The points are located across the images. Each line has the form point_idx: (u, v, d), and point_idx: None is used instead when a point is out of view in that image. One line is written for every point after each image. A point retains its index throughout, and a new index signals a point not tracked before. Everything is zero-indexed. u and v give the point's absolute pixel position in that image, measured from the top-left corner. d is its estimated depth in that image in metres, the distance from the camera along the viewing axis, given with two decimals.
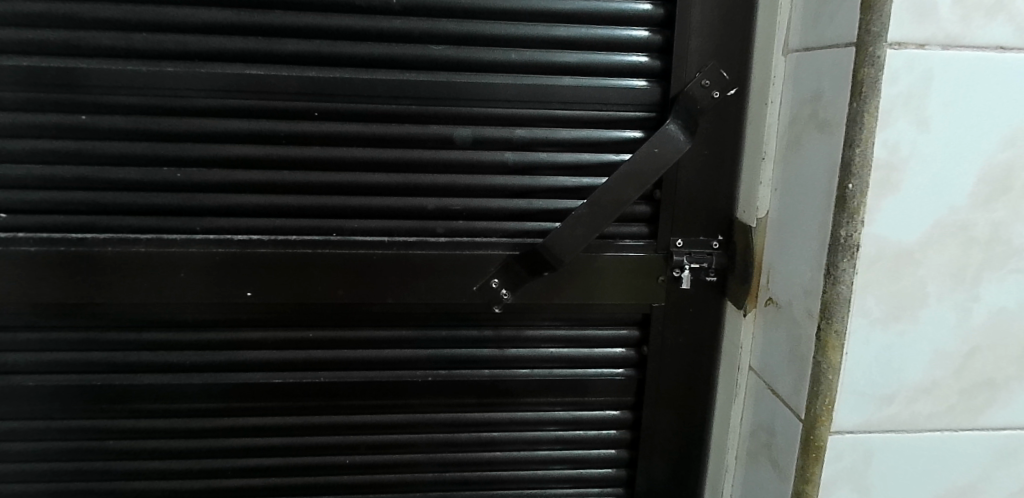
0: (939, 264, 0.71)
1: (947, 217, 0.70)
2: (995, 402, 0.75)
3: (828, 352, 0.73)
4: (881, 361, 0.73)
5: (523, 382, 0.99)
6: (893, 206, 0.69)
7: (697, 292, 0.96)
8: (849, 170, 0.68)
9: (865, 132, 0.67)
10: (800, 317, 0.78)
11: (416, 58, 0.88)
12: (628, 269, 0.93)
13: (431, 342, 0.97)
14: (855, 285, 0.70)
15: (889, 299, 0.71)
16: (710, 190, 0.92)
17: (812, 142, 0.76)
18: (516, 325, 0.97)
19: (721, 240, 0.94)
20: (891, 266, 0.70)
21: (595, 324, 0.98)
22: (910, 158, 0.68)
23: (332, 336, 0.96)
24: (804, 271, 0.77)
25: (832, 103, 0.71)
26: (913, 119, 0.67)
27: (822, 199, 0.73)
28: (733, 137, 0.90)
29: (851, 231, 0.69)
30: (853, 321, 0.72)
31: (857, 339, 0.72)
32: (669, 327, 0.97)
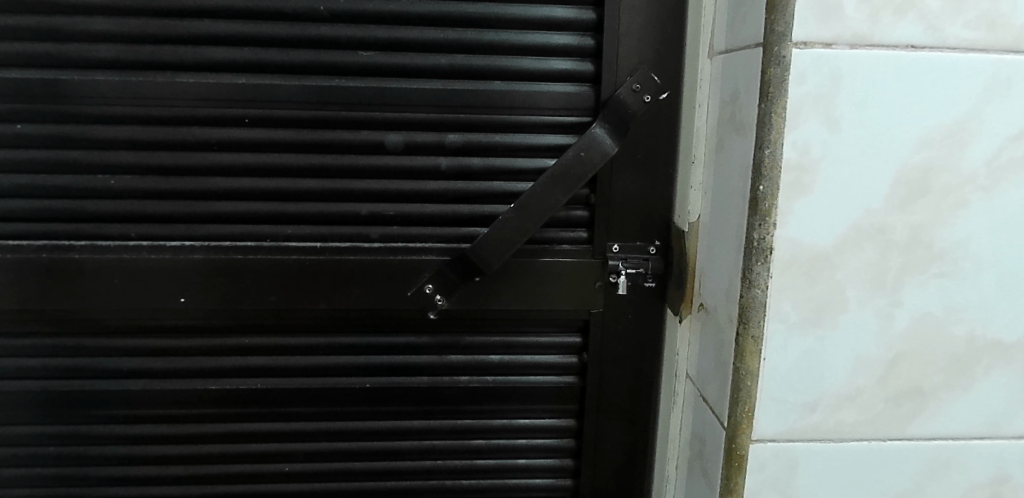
0: (856, 268, 0.69)
1: (862, 220, 0.68)
2: (923, 411, 0.73)
3: (745, 358, 0.71)
4: (800, 368, 0.71)
5: (463, 389, 0.98)
6: (805, 208, 0.68)
7: (636, 298, 0.94)
8: (759, 172, 0.67)
9: (774, 132, 0.66)
10: (723, 323, 0.76)
11: (346, 65, 0.88)
12: (563, 275, 0.92)
13: (368, 348, 0.96)
14: (769, 289, 0.69)
15: (806, 304, 0.70)
16: (646, 195, 0.91)
17: (733, 145, 0.74)
18: (453, 332, 0.96)
19: (659, 245, 0.92)
20: (805, 270, 0.69)
21: (534, 331, 0.97)
22: (821, 159, 0.67)
23: (268, 343, 0.95)
24: (727, 277, 0.75)
25: (747, 105, 0.70)
26: (822, 120, 0.66)
27: (740, 201, 0.72)
28: (667, 141, 0.89)
29: (763, 235, 0.68)
30: (769, 326, 0.70)
31: (775, 345, 0.71)
32: (609, 334, 0.96)
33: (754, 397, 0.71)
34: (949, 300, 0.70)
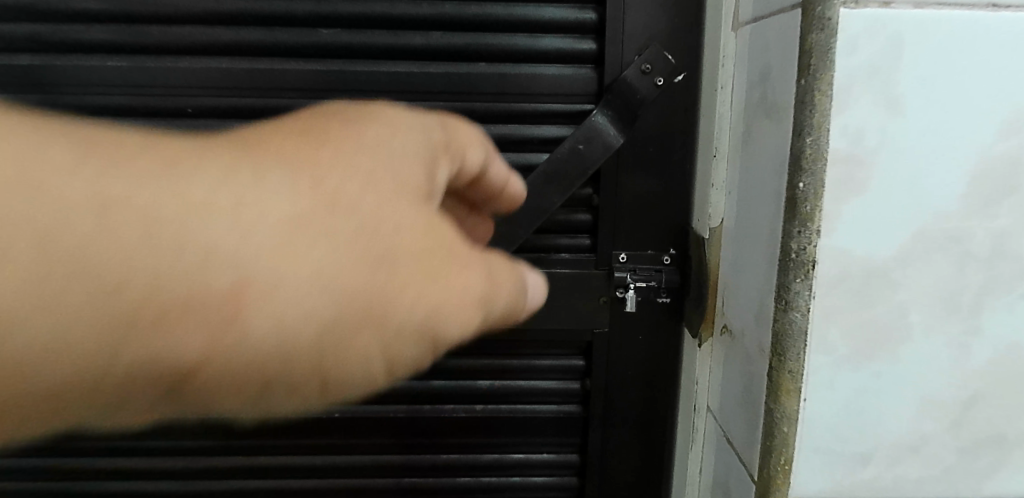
0: (923, 287, 0.55)
1: (929, 227, 0.54)
2: (1005, 466, 0.58)
3: (782, 398, 0.57)
4: (849, 411, 0.57)
5: (445, 419, 0.85)
6: (855, 213, 0.54)
7: (647, 318, 0.80)
8: (798, 165, 0.54)
9: (817, 116, 0.52)
10: (752, 351, 0.62)
11: (304, 45, 0.75)
12: (561, 290, 0.78)
13: None
14: (813, 312, 0.55)
15: (858, 331, 0.56)
16: (659, 196, 0.76)
17: (764, 133, 0.60)
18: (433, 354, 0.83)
19: (674, 254, 0.78)
20: (856, 288, 0.55)
21: (529, 354, 0.83)
22: (877, 149, 0.53)
23: None
24: (757, 295, 0.61)
25: (785, 84, 0.56)
26: (879, 100, 0.52)
27: (772, 202, 0.59)
28: (682, 132, 0.75)
29: (803, 245, 0.54)
30: (812, 359, 0.56)
31: (818, 381, 0.57)
32: (616, 358, 0.81)
33: (793, 447, 0.57)
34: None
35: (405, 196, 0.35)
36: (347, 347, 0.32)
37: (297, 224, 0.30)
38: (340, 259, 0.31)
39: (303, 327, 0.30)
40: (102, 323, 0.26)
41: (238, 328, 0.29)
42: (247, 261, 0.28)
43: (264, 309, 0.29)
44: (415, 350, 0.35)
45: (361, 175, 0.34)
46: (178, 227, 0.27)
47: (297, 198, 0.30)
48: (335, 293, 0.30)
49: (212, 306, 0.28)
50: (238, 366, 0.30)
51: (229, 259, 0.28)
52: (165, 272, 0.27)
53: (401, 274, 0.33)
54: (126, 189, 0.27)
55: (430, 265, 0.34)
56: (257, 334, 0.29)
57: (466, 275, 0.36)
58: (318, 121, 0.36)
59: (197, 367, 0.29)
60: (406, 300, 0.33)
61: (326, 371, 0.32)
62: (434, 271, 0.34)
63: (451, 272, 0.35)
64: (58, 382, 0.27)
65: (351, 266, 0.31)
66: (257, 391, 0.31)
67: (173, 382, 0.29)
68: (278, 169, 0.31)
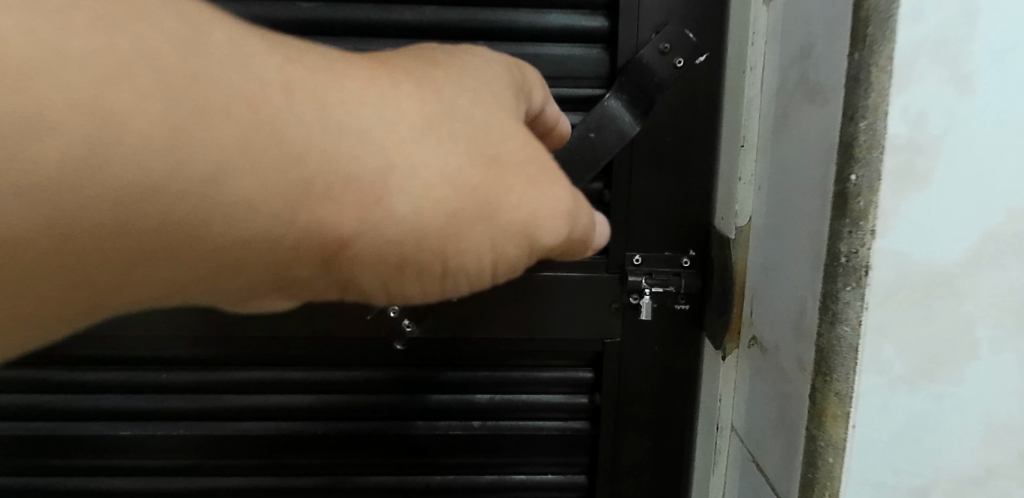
0: (992, 297, 0.47)
1: (1001, 227, 0.46)
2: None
3: (828, 424, 0.50)
4: (904, 441, 0.49)
5: (440, 438, 0.77)
6: (916, 211, 0.46)
7: (663, 326, 0.72)
8: (847, 153, 0.47)
9: (874, 95, 0.45)
10: (790, 367, 0.55)
11: (280, 21, 0.67)
12: (569, 296, 0.70)
13: (320, 387, 0.76)
14: (865, 326, 0.47)
15: (916, 349, 0.48)
16: (678, 191, 0.69)
17: (806, 117, 0.52)
18: (427, 366, 0.75)
19: (693, 256, 0.70)
20: (916, 298, 0.47)
21: (533, 366, 0.75)
22: (942, 135, 0.45)
23: (193, 380, 0.76)
24: (796, 302, 0.54)
25: (835, 60, 0.48)
26: (945, 78, 0.44)
27: (815, 198, 0.51)
28: (704, 120, 0.67)
29: (854, 248, 0.47)
30: (862, 381, 0.48)
31: (869, 406, 0.49)
32: (629, 371, 0.73)
33: (839, 481, 0.50)
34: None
35: (505, 114, 0.38)
36: (464, 237, 0.35)
37: (426, 124, 0.33)
38: (461, 155, 0.34)
39: (435, 212, 0.33)
40: (279, 193, 0.29)
41: (385, 206, 0.32)
42: (392, 147, 0.32)
43: (406, 192, 0.32)
44: (514, 249, 0.37)
45: (470, 92, 0.37)
46: (341, 112, 0.31)
47: (423, 104, 0.34)
48: (458, 185, 0.34)
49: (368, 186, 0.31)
50: (383, 242, 0.33)
51: (381, 143, 0.31)
52: (327, 148, 0.30)
53: (507, 177, 0.35)
54: (301, 76, 0.30)
55: (530, 173, 0.37)
56: (400, 215, 0.32)
57: (560, 188, 0.38)
58: (424, 51, 0.39)
59: (351, 237, 0.32)
60: (511, 202, 0.36)
61: (445, 259, 0.35)
62: (535, 182, 0.37)
63: (547, 182, 0.37)
64: (243, 248, 0.30)
65: (470, 163, 0.34)
66: (390, 270, 0.35)
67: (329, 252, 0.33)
68: (405, 80, 0.34)
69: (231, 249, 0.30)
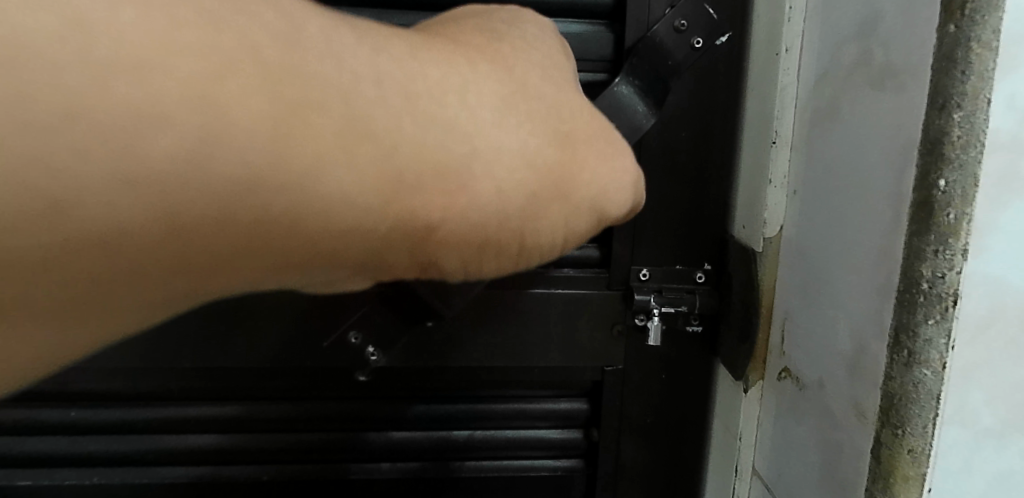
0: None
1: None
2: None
3: (896, 487, 0.38)
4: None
5: (411, 482, 0.65)
6: (1019, 228, 0.34)
7: (672, 349, 0.62)
8: (937, 152, 0.35)
9: (974, 79, 0.33)
10: (843, 412, 0.45)
11: None
12: (565, 317, 0.59)
13: (265, 424, 0.64)
14: (950, 369, 0.36)
15: (1012, 397, 0.36)
16: (693, 193, 0.58)
17: (872, 108, 0.41)
18: (394, 399, 0.63)
19: (708, 270, 0.60)
20: (1013, 335, 0.35)
21: (522, 397, 0.63)
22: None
23: (111, 419, 0.63)
24: (848, 331, 0.44)
25: (918, 29, 0.37)
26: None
27: (883, 207, 0.40)
28: (723, 112, 0.57)
29: (940, 272, 0.35)
30: (942, 435, 0.37)
31: (948, 464, 0.37)
32: (632, 403, 0.62)
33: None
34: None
35: (564, 97, 0.30)
36: (537, 226, 0.29)
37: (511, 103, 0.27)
38: (537, 144, 0.27)
39: (515, 202, 0.27)
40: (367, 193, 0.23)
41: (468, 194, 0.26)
42: (481, 129, 0.26)
43: (494, 186, 0.26)
44: (585, 225, 0.31)
45: (541, 67, 0.30)
46: (407, 107, 0.23)
47: (495, 96, 0.27)
48: (541, 168, 0.27)
49: (458, 181, 0.25)
50: (470, 241, 0.27)
51: (461, 147, 0.25)
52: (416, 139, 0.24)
53: (580, 152, 0.29)
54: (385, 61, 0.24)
55: (597, 148, 0.30)
56: (487, 212, 0.26)
57: (625, 161, 0.32)
58: (478, 24, 0.31)
59: (431, 232, 0.26)
60: (585, 178, 0.29)
61: (520, 254, 0.30)
62: (605, 159, 0.31)
63: (611, 157, 0.31)
64: (329, 250, 0.24)
65: (552, 140, 0.28)
66: (469, 262, 0.29)
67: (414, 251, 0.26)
68: (470, 69, 0.26)
69: (324, 258, 0.24)
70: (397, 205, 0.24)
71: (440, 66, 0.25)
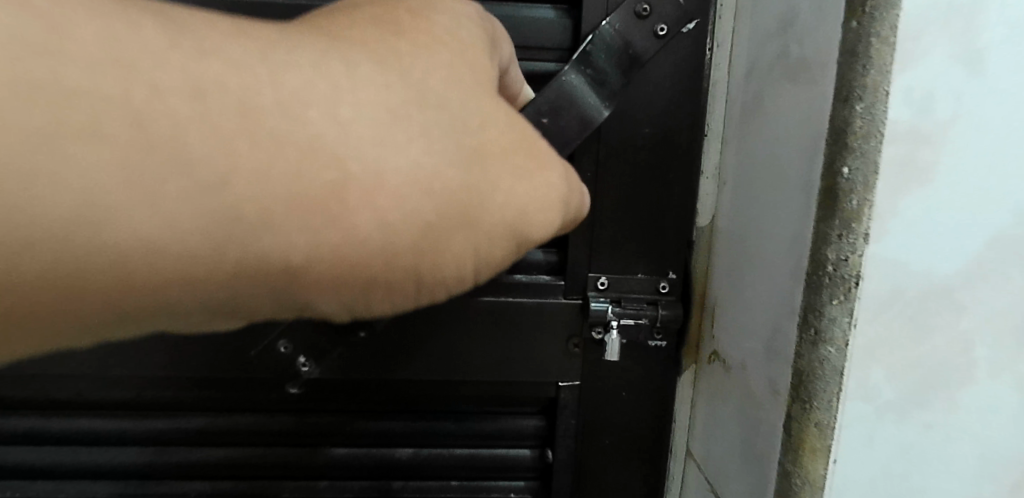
0: (995, 310, 0.30)
1: (1010, 234, 0.30)
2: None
3: (804, 459, 0.32)
4: (890, 481, 0.32)
5: None
6: (919, 211, 0.29)
7: (633, 365, 0.53)
8: (841, 142, 0.29)
9: (874, 73, 0.28)
10: (762, 391, 0.41)
11: None
12: (519, 329, 0.51)
13: (195, 438, 0.55)
14: (853, 349, 0.31)
15: (910, 374, 0.31)
16: (657, 196, 0.49)
17: (791, 104, 0.37)
18: (333, 413, 0.55)
19: (673, 279, 0.51)
20: (908, 314, 0.30)
21: (479, 412, 0.55)
22: (951, 117, 0.29)
23: (18, 427, 0.54)
24: (767, 321, 0.40)
25: (827, 26, 0.33)
26: (954, 53, 0.28)
27: (796, 194, 0.36)
28: (690, 103, 0.48)
29: (844, 255, 0.30)
30: (845, 409, 0.32)
31: (852, 441, 0.32)
32: (601, 422, 0.54)
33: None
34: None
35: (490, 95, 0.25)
36: (441, 257, 0.23)
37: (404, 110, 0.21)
38: (443, 153, 0.22)
39: (414, 226, 0.21)
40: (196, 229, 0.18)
41: (340, 228, 0.20)
42: (359, 142, 0.20)
43: (387, 210, 0.20)
44: (502, 252, 0.25)
45: (449, 67, 0.24)
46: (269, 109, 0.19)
47: (390, 93, 0.21)
48: (437, 190, 0.22)
49: (335, 202, 0.20)
50: (366, 276, 0.21)
51: (337, 148, 0.20)
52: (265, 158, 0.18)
53: (493, 169, 0.24)
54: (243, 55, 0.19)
55: (520, 161, 0.25)
56: (378, 241, 0.21)
57: (554, 176, 0.26)
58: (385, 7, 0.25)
59: (297, 273, 0.20)
60: (498, 201, 0.24)
61: (437, 286, 0.24)
62: (534, 170, 0.25)
63: (538, 170, 0.25)
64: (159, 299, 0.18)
65: (454, 158, 0.22)
66: (359, 303, 0.22)
67: (294, 290, 0.21)
68: (362, 58, 0.21)
69: (157, 306, 0.19)
70: (243, 231, 0.18)
71: (338, 51, 0.21)
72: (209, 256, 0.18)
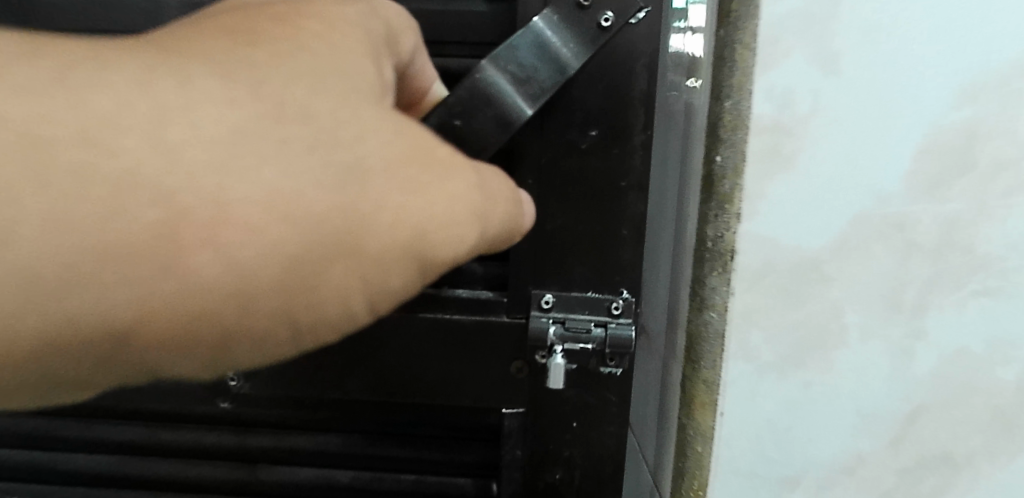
0: (864, 283, 0.32)
1: (872, 212, 0.31)
2: (955, 488, 0.35)
3: (694, 413, 0.36)
4: (775, 433, 0.34)
5: None
6: (785, 194, 0.31)
7: (582, 395, 0.43)
8: (716, 133, 0.32)
9: (738, 73, 0.30)
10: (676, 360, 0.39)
11: None
12: (462, 351, 0.43)
13: (139, 450, 0.51)
14: (734, 314, 0.33)
15: (788, 340, 0.33)
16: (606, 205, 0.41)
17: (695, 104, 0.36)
18: (274, 431, 0.50)
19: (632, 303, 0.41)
20: (781, 285, 0.32)
21: (425, 434, 0.48)
22: (810, 111, 0.30)
23: None
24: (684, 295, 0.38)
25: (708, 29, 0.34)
26: (813, 55, 0.29)
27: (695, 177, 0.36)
28: (642, 104, 0.40)
29: (720, 232, 0.33)
30: (730, 370, 0.34)
31: (737, 396, 0.34)
32: (556, 455, 0.44)
33: (708, 471, 0.36)
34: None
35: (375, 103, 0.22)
36: (317, 296, 0.20)
37: (251, 128, 0.18)
38: (304, 174, 0.18)
39: (272, 264, 0.18)
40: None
41: (177, 272, 0.17)
42: (188, 173, 0.17)
43: (235, 249, 0.17)
44: (401, 281, 0.21)
45: (318, 76, 0.20)
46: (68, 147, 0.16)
47: (234, 110, 0.18)
48: (299, 219, 0.18)
49: (168, 244, 0.17)
50: (228, 325, 0.18)
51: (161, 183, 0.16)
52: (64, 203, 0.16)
53: (375, 186, 0.20)
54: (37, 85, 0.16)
55: (414, 172, 0.21)
56: (231, 286, 0.18)
57: (458, 185, 0.22)
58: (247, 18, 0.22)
59: (133, 329, 0.17)
60: (385, 222, 0.20)
61: (331, 325, 0.21)
62: (435, 179, 0.21)
63: (437, 181, 0.21)
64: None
65: (320, 178, 0.19)
66: (220, 355, 0.19)
67: (151, 350, 0.18)
68: (198, 71, 0.18)
69: None
70: (50, 289, 0.16)
71: (168, 63, 0.18)
72: (9, 318, 0.16)
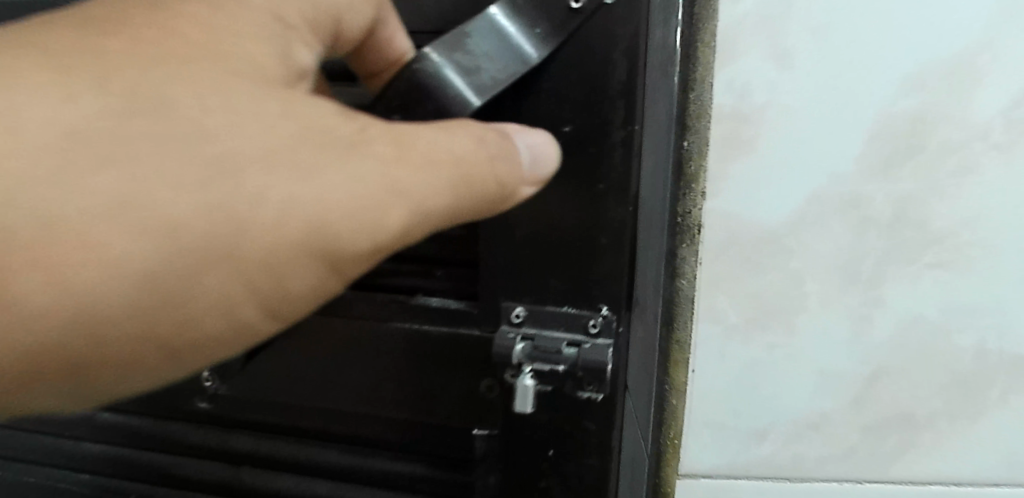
0: (819, 255, 0.36)
1: (825, 189, 0.35)
2: (915, 446, 0.39)
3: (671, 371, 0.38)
4: (741, 389, 0.39)
5: None
6: (745, 174, 0.36)
7: (563, 425, 0.35)
8: None
9: (701, 70, 0.34)
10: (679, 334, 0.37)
11: None
12: (430, 361, 0.38)
13: (136, 445, 0.48)
14: (701, 281, 0.37)
15: (751, 303, 0.37)
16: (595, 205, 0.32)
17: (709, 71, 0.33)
18: (259, 439, 0.44)
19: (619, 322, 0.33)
20: (743, 256, 0.37)
21: (418, 457, 0.41)
22: (766, 101, 0.34)
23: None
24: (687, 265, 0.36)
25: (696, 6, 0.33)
26: (765, 53, 0.34)
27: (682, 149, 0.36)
28: (621, 97, 0.30)
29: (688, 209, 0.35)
30: (698, 330, 0.38)
31: (706, 354, 0.39)
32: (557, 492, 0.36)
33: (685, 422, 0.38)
34: (972, 305, 0.36)
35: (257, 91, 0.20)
36: (184, 314, 0.18)
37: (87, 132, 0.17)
38: (146, 179, 0.17)
39: (113, 285, 0.17)
40: None
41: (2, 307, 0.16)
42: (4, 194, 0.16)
43: (78, 280, 0.16)
44: (293, 287, 0.20)
45: (179, 65, 0.19)
46: None
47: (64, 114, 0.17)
48: (141, 232, 0.17)
49: None
50: (82, 354, 0.18)
51: None
52: None
53: (242, 185, 0.18)
54: None
55: (294, 165, 0.19)
56: (71, 316, 0.17)
57: (360, 172, 0.20)
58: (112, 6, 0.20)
59: None
60: (253, 225, 0.18)
61: (219, 343, 0.20)
62: (328, 166, 0.19)
63: (328, 170, 0.19)
64: None
65: (169, 183, 0.17)
66: (87, 382, 0.18)
67: (15, 390, 0.18)
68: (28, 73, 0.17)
69: None
70: None
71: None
72: None
